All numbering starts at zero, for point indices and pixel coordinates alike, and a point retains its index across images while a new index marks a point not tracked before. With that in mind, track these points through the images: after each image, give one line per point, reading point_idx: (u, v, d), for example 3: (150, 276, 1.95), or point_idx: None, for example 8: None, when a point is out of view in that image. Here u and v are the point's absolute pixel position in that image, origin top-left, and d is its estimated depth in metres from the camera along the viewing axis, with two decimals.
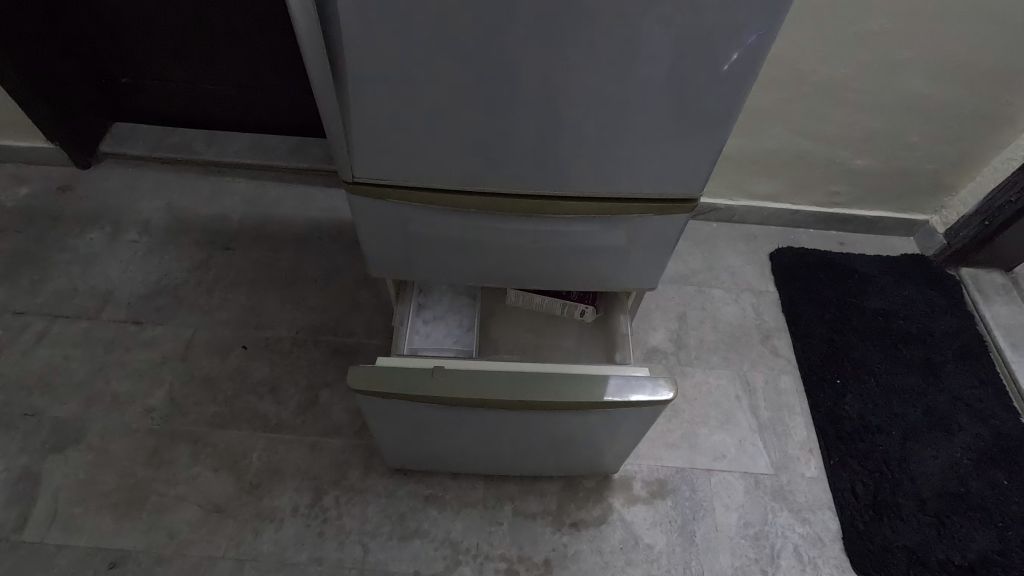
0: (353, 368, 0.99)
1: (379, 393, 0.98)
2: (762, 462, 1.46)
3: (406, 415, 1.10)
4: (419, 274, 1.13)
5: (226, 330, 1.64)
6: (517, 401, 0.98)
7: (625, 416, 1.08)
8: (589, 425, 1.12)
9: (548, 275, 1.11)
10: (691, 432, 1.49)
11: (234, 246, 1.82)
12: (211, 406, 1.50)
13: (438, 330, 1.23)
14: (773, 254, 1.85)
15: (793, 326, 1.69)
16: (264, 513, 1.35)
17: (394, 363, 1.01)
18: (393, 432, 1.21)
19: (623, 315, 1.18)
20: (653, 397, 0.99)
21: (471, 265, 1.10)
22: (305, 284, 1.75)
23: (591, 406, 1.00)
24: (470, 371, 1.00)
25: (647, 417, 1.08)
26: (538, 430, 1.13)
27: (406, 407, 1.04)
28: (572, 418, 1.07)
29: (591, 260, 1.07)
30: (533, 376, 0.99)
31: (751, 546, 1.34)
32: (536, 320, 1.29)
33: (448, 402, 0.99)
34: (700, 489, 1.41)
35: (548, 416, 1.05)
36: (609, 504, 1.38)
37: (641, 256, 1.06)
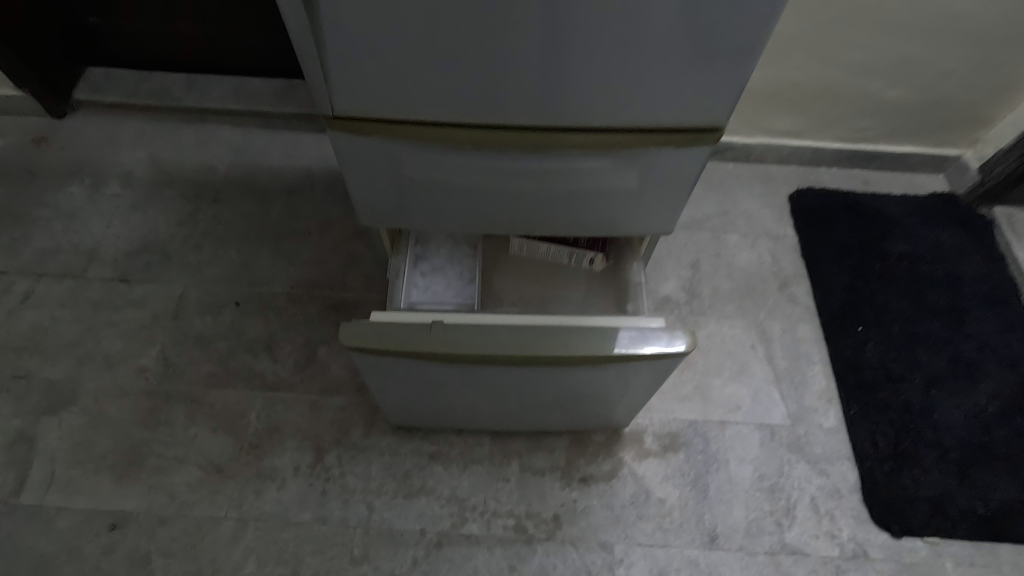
0: (344, 323, 0.92)
1: (372, 350, 0.91)
2: (778, 413, 1.40)
3: (405, 371, 1.04)
4: (413, 222, 1.04)
5: (217, 287, 1.57)
6: (521, 355, 0.91)
7: (638, 370, 1.01)
8: (599, 380, 1.06)
9: (553, 220, 1.02)
10: (704, 384, 1.43)
11: (221, 198, 1.73)
12: (206, 365, 1.45)
13: (438, 283, 1.15)
14: (793, 196, 1.74)
15: (813, 272, 1.60)
16: (265, 473, 1.32)
17: (387, 318, 0.94)
18: (394, 389, 1.15)
19: (635, 263, 1.10)
20: (668, 349, 0.92)
21: (468, 211, 1.00)
22: (297, 237, 1.66)
23: (601, 359, 0.93)
24: (469, 325, 0.92)
25: (662, 370, 1.01)
26: (546, 385, 1.07)
27: (404, 363, 0.97)
28: (581, 373, 1.01)
29: (601, 204, 0.98)
30: (538, 329, 0.92)
31: (766, 498, 1.30)
32: (543, 270, 1.21)
33: (447, 358, 0.92)
34: (714, 442, 1.36)
35: (555, 370, 0.99)
36: (620, 459, 1.34)
37: (656, 198, 0.97)
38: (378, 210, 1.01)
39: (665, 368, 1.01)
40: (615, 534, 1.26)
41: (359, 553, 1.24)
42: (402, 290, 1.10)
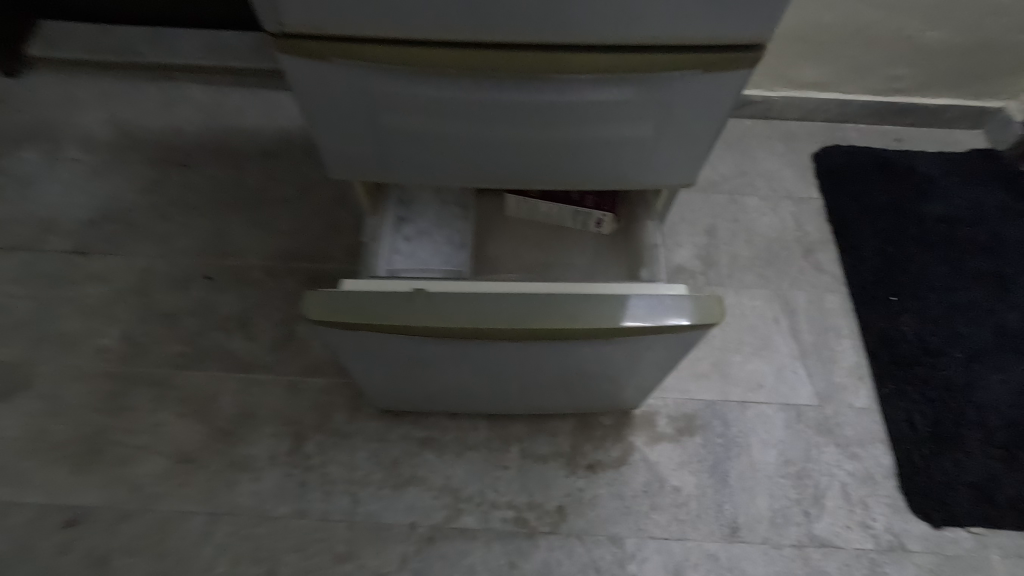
0: (310, 293, 0.78)
1: (343, 324, 0.78)
2: (805, 392, 1.27)
3: (386, 348, 0.90)
4: (393, 178, 0.89)
5: (186, 259, 1.43)
6: (519, 329, 0.77)
7: (654, 345, 0.88)
8: (609, 356, 0.92)
9: (556, 172, 0.86)
10: (723, 360, 1.30)
11: (190, 162, 1.58)
12: (173, 345, 1.32)
13: (424, 248, 1.01)
14: (817, 154, 1.58)
15: (840, 237, 1.46)
16: (239, 463, 1.19)
17: (362, 287, 0.80)
18: (376, 368, 1.02)
19: (652, 222, 0.95)
20: (692, 320, 0.78)
21: (456, 161, 0.85)
22: (274, 204, 1.51)
23: (613, 332, 0.79)
24: (458, 294, 0.78)
25: (682, 344, 0.88)
26: (548, 362, 0.93)
27: (384, 338, 0.84)
28: (588, 348, 0.87)
29: (612, 150, 0.82)
30: (539, 298, 0.78)
31: (792, 486, 1.17)
32: (544, 233, 1.07)
33: (432, 332, 0.78)
34: (734, 425, 1.23)
35: (559, 345, 0.85)
36: (630, 443, 1.21)
37: (677, 143, 0.81)
38: (350, 162, 0.86)
39: (686, 342, 0.87)
40: (626, 526, 1.14)
41: (343, 550, 1.12)
42: (382, 257, 0.96)
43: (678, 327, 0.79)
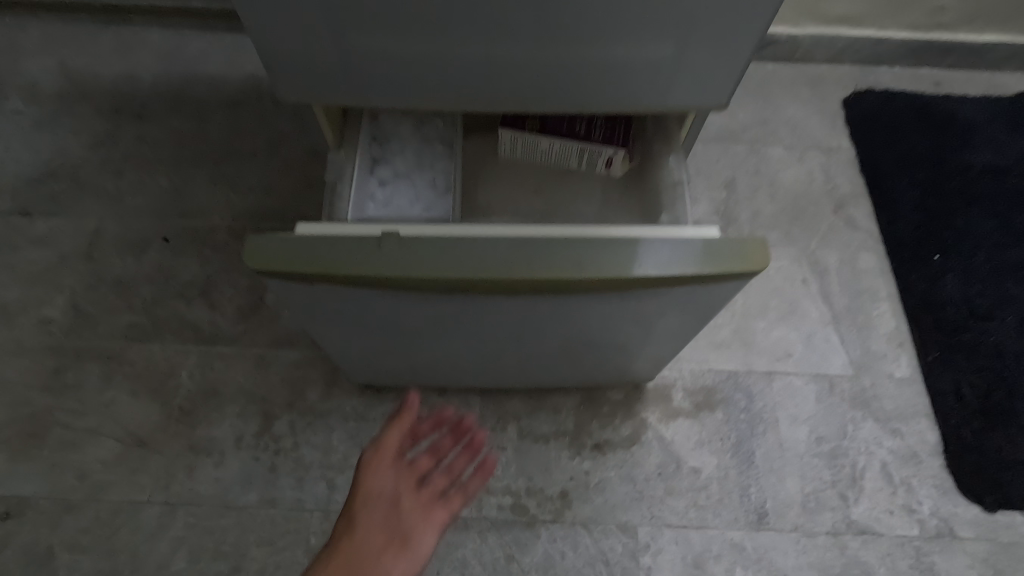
0: (250, 237, 0.62)
1: (292, 276, 0.62)
2: (838, 361, 1.13)
3: (355, 308, 0.75)
4: (357, 102, 0.73)
5: (141, 220, 1.27)
6: (512, 281, 0.62)
7: (677, 303, 0.72)
8: (621, 318, 0.77)
9: (555, 92, 0.70)
10: (746, 327, 1.16)
11: (147, 114, 1.41)
12: (126, 315, 1.17)
13: (402, 195, 0.86)
14: (848, 100, 1.42)
15: (875, 190, 1.30)
16: (199, 446, 1.05)
17: (318, 230, 0.64)
18: (348, 335, 0.87)
19: (673, 155, 0.80)
20: (728, 269, 0.62)
21: (431, 77, 0.68)
22: (239, 158, 1.35)
23: (630, 284, 0.64)
24: (436, 237, 0.62)
25: (712, 301, 0.72)
26: (548, 326, 0.78)
27: (350, 293, 0.69)
28: (597, 307, 0.72)
29: (625, 60, 0.65)
30: (537, 241, 0.62)
31: (826, 466, 1.04)
32: (544, 179, 0.92)
33: (403, 284, 0.63)
34: (759, 398, 1.09)
35: (562, 303, 0.69)
36: (642, 420, 1.07)
37: (706, 50, 0.65)
38: (300, 81, 0.69)
39: (716, 299, 0.72)
40: (638, 514, 1.00)
41: (317, 544, 0.99)
42: (353, 202, 0.81)
43: (711, 277, 0.64)
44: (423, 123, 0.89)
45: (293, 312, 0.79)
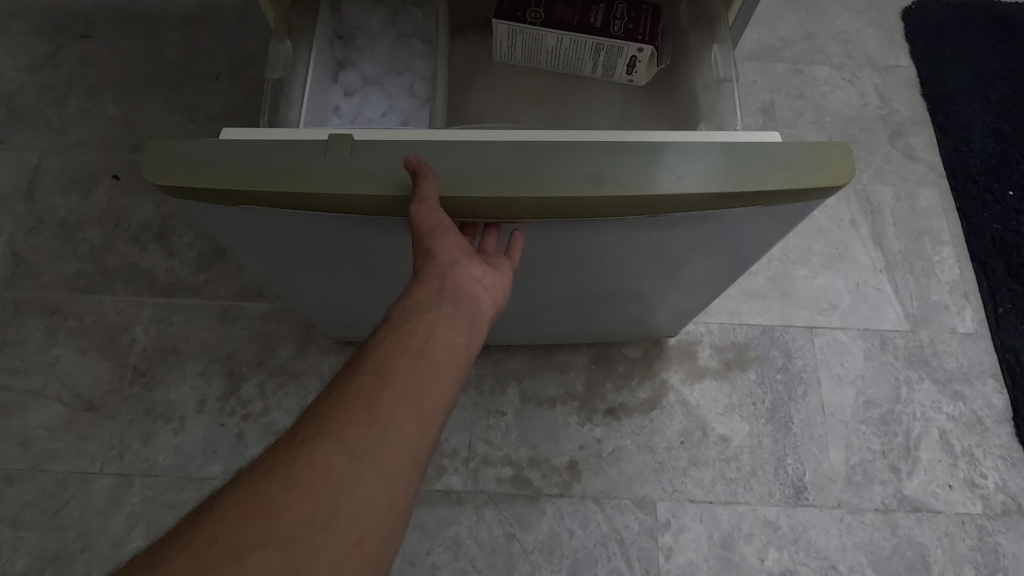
0: (159, 144, 0.47)
1: (208, 195, 0.47)
2: (891, 315, 0.97)
3: (308, 244, 0.59)
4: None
5: (87, 154, 1.10)
6: (499, 203, 0.46)
7: (716, 236, 0.56)
8: (642, 257, 0.61)
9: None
10: (784, 275, 1.00)
11: (92, 32, 1.22)
12: (72, 263, 1.02)
13: (373, 106, 0.73)
14: (910, 8, 1.20)
15: (938, 116, 1.11)
16: (156, 411, 0.92)
17: (246, 135, 0.48)
18: (310, 280, 0.72)
19: (720, 45, 0.64)
20: (794, 183, 0.46)
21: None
22: (198, 82, 1.17)
23: (658, 205, 0.47)
24: (401, 142, 0.46)
25: (764, 235, 0.55)
26: (551, 266, 0.63)
27: (294, 220, 0.53)
28: (613, 241, 0.56)
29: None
30: (535, 146, 0.46)
31: (875, 434, 0.90)
32: (548, 88, 0.78)
33: (353, 206, 0.47)
34: (798, 356, 0.95)
35: (569, 232, 0.54)
36: (662, 381, 0.93)
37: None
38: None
39: (768, 236, 0.56)
40: (658, 487, 0.88)
41: None
42: (312, 113, 0.66)
43: (768, 197, 0.47)
44: (398, 16, 0.78)
45: (233, 250, 0.63)
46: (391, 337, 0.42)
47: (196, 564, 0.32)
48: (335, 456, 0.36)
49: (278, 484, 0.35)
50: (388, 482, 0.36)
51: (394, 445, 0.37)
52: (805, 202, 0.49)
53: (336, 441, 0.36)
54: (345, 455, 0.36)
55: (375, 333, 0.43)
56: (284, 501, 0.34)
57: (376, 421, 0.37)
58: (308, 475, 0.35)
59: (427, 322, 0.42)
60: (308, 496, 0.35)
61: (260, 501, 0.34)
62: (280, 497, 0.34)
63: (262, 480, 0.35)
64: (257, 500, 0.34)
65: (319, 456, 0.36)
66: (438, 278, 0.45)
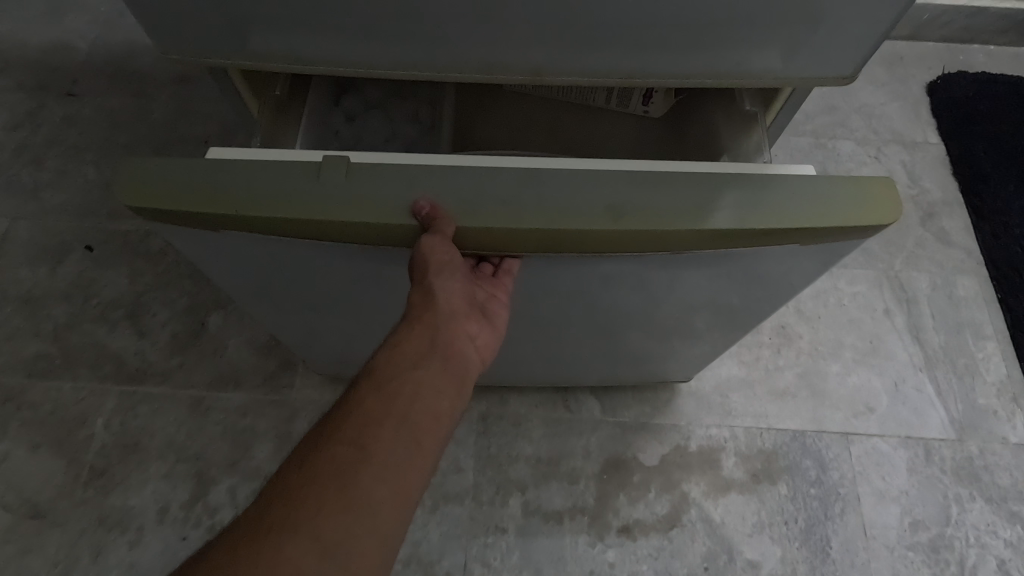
0: (131, 161, 0.39)
1: (188, 222, 0.39)
2: (934, 420, 0.88)
3: (276, 274, 0.50)
4: (266, 65, 0.46)
5: (60, 222, 1.03)
6: (509, 235, 0.38)
7: (752, 275, 0.46)
8: (654, 287, 0.49)
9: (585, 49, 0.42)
10: (815, 371, 0.91)
11: (79, 90, 1.15)
12: (33, 344, 0.93)
13: (375, 131, 0.65)
14: (936, 82, 1.15)
15: (973, 197, 1.05)
16: (111, 520, 0.82)
17: (231, 154, 0.40)
18: (287, 316, 0.63)
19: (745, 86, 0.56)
20: (838, 222, 0.37)
21: (377, 18, 0.40)
22: (185, 145, 1.10)
23: (692, 244, 0.39)
24: (402, 165, 0.38)
25: (796, 282, 0.48)
26: (540, 299, 0.52)
27: (278, 248, 0.44)
28: (636, 274, 0.46)
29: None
30: (546, 173, 0.37)
31: (926, 564, 0.79)
32: (559, 117, 0.73)
33: (353, 238, 0.39)
34: (834, 467, 0.85)
35: (580, 269, 0.45)
36: (682, 494, 0.84)
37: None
38: (169, 33, 0.44)
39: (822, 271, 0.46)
40: None
41: None
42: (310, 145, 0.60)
43: (806, 237, 0.39)
44: None
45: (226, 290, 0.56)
46: (374, 392, 0.37)
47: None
48: (305, 554, 0.31)
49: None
50: None
51: (371, 536, 0.32)
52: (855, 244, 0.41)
53: (307, 540, 0.31)
54: (318, 546, 0.31)
55: (356, 384, 0.38)
56: None
57: (357, 506, 0.32)
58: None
59: (418, 377, 0.38)
60: None
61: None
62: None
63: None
64: None
65: (288, 547, 0.31)
66: (435, 328, 0.40)
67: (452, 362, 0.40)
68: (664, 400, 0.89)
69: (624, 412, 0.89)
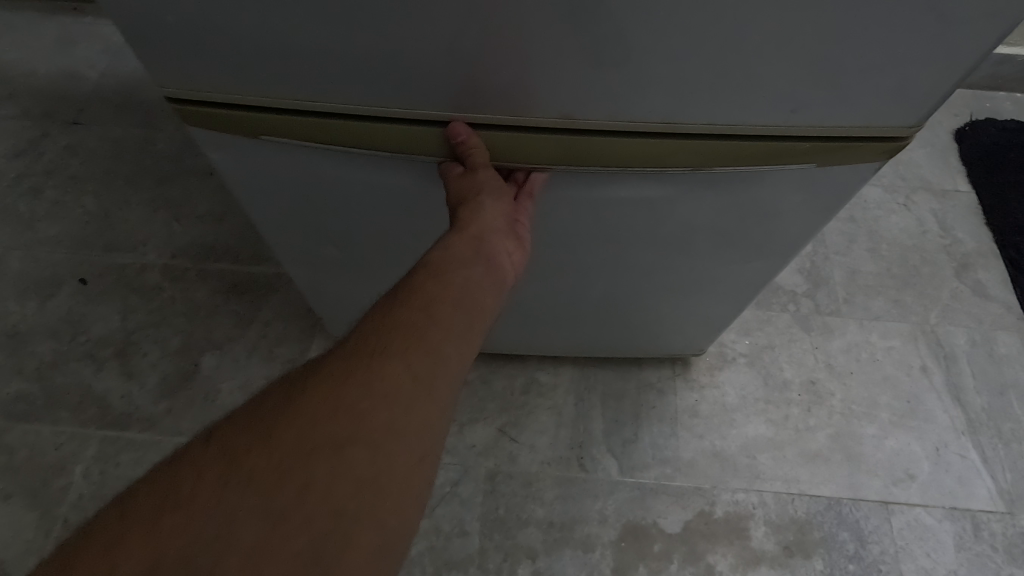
0: None
1: (227, 122, 0.46)
2: (981, 490, 0.81)
3: (319, 202, 0.55)
4: (299, 99, 0.43)
5: (54, 254, 0.98)
6: (551, 146, 0.45)
7: (751, 207, 0.53)
8: (664, 223, 0.55)
9: (642, 87, 0.40)
10: (850, 433, 0.85)
11: (85, 119, 1.13)
12: (15, 383, 0.87)
13: None
14: (964, 128, 1.12)
15: (1009, 248, 1.00)
16: None
17: None
18: (313, 260, 0.67)
19: None
20: (843, 138, 0.45)
21: (404, 56, 0.38)
22: (191, 177, 1.07)
23: (673, 160, 0.46)
24: None
25: (790, 214, 0.54)
26: (561, 225, 0.56)
27: (316, 162, 0.50)
28: (647, 205, 0.53)
29: (788, 37, 0.36)
30: None
31: None
32: None
33: (373, 140, 0.46)
34: (872, 539, 0.78)
35: (600, 183, 0.50)
36: (707, 566, 0.76)
37: (942, 28, 0.35)
38: (199, 87, 0.43)
39: (812, 202, 0.53)
40: None
41: None
42: None
43: (814, 155, 0.46)
44: None
45: (261, 231, 0.63)
46: (427, 282, 0.42)
47: (181, 553, 0.31)
48: (388, 393, 0.37)
49: (290, 452, 0.34)
50: (435, 418, 0.38)
51: (442, 382, 0.39)
52: (828, 167, 0.48)
53: (385, 384, 0.37)
54: (396, 388, 0.37)
55: (413, 276, 0.43)
56: (344, 436, 0.35)
57: (427, 357, 0.39)
58: (366, 412, 0.36)
59: (469, 272, 0.44)
60: (365, 441, 0.35)
61: (316, 437, 0.35)
62: (293, 467, 0.34)
63: (317, 416, 0.35)
64: (314, 439, 0.34)
65: (331, 425, 0.35)
66: (476, 240, 0.45)
67: (492, 267, 0.46)
68: (687, 461, 0.83)
69: (644, 473, 0.82)
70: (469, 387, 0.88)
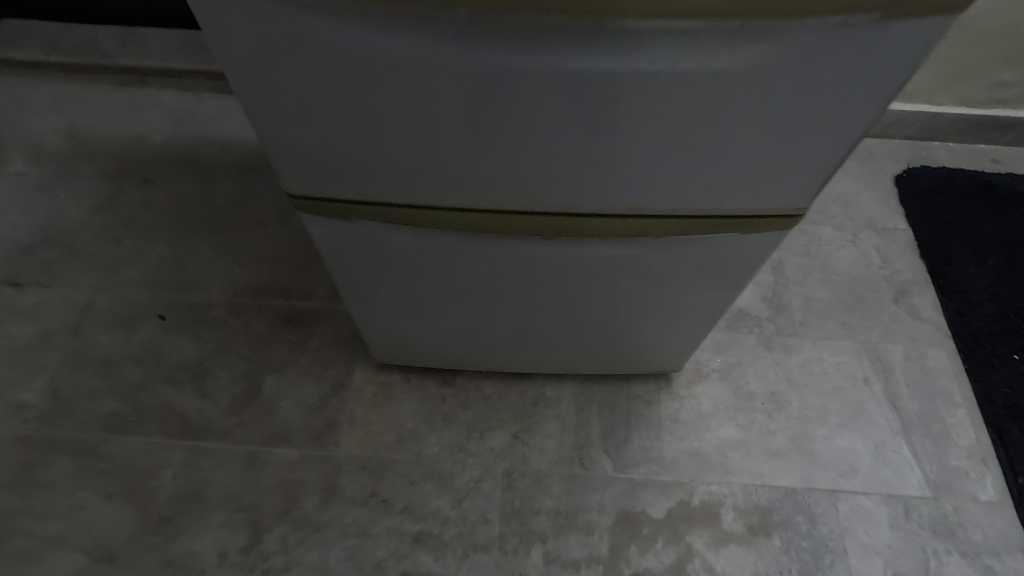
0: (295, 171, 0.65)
1: (327, 206, 0.65)
2: (913, 480, 0.98)
3: (382, 257, 0.74)
4: (382, 194, 0.62)
5: (135, 293, 1.17)
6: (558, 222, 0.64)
7: (703, 258, 0.71)
8: (639, 271, 0.74)
9: (619, 187, 0.59)
10: (805, 434, 1.02)
11: (155, 177, 1.33)
12: (110, 402, 1.05)
13: None
14: (903, 174, 1.32)
15: (940, 278, 1.18)
16: (175, 563, 0.92)
17: None
18: (369, 300, 0.85)
19: None
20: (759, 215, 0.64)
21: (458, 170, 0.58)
22: (247, 225, 1.26)
23: (644, 229, 0.65)
24: None
25: (733, 263, 0.73)
26: (564, 274, 0.75)
27: (385, 232, 0.69)
28: (626, 259, 0.71)
29: (711, 158, 0.55)
30: None
31: None
32: None
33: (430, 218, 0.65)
34: (822, 520, 0.95)
35: (593, 244, 0.69)
36: (687, 545, 0.93)
37: (811, 153, 0.55)
38: (310, 184, 0.62)
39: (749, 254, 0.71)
40: None
41: None
42: None
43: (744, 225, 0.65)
44: None
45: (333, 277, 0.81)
46: None
47: None
48: None
49: None
50: None
51: None
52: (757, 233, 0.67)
53: None
54: None
55: None
56: None
57: None
58: None
59: None
60: None
61: None
62: None
63: None
64: None
65: None
66: None
67: None
68: (670, 459, 1.00)
69: (634, 469, 0.99)
70: (488, 401, 1.06)
